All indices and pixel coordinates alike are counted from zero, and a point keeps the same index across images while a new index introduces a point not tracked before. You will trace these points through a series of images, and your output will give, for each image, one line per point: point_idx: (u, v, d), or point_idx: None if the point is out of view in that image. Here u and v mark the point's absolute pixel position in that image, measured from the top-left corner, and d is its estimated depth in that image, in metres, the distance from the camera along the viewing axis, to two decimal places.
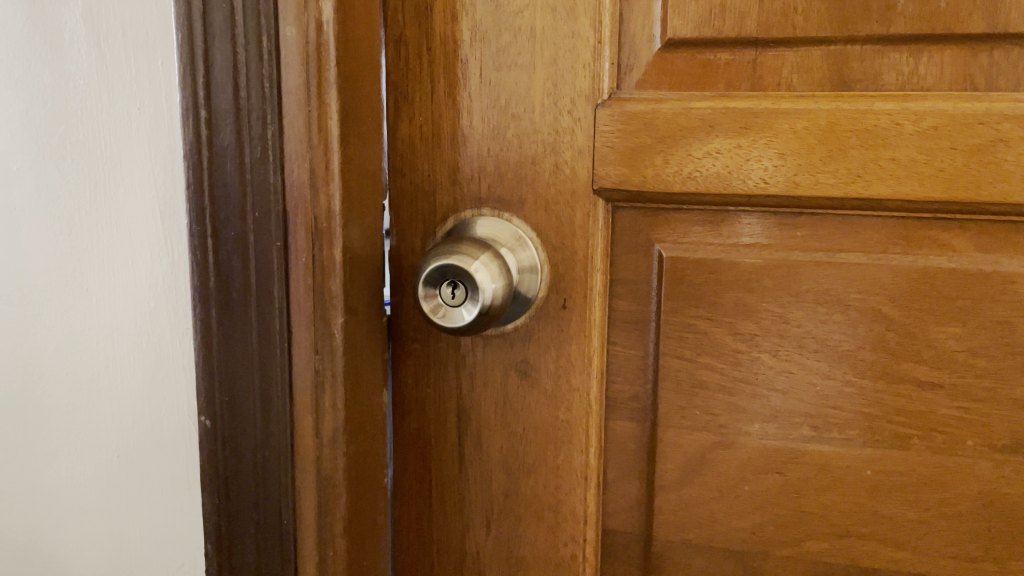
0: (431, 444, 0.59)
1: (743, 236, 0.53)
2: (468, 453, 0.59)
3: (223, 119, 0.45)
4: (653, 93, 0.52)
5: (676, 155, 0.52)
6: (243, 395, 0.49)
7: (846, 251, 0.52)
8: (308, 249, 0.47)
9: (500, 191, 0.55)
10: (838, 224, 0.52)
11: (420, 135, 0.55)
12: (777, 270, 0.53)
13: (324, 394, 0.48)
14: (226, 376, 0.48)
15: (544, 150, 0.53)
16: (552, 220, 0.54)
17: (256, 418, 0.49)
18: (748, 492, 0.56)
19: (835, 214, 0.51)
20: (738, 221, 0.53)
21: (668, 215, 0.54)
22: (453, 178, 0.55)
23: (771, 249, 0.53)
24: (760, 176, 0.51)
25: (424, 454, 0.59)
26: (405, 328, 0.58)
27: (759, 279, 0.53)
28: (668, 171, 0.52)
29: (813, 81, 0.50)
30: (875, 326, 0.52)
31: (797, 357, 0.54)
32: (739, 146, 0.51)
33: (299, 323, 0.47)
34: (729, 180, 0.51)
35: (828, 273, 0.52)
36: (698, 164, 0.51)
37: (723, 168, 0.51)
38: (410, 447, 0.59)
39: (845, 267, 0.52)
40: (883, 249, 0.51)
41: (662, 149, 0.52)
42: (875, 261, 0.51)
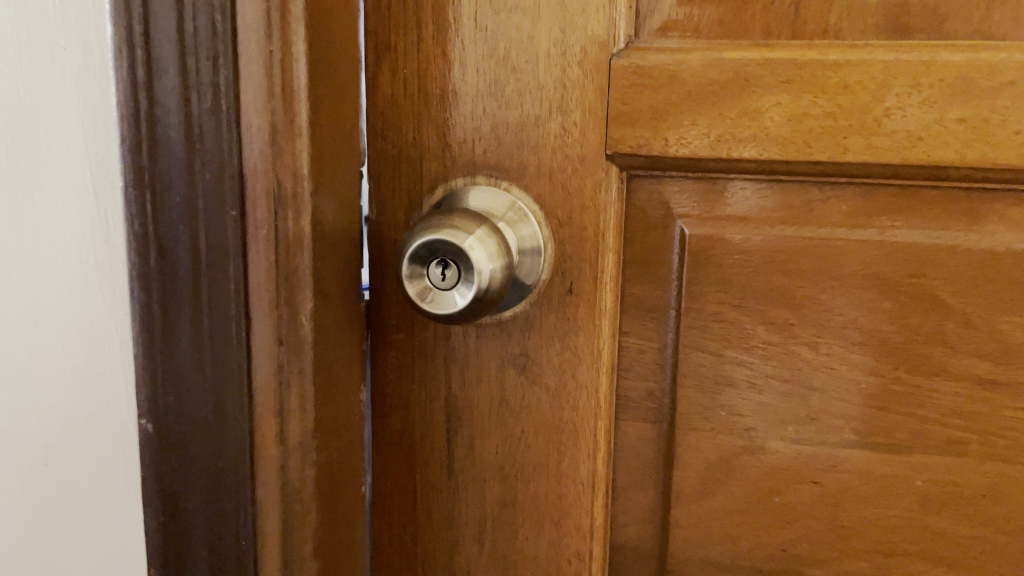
0: (415, 448, 0.52)
1: (750, 207, 0.46)
2: (458, 459, 0.51)
3: (165, 60, 0.37)
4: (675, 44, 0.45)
5: (704, 115, 0.44)
6: (190, 396, 0.41)
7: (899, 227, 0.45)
8: (269, 220, 0.39)
9: (498, 156, 0.47)
10: (890, 196, 0.44)
11: (404, 91, 0.47)
12: (818, 249, 0.46)
13: (290, 393, 0.41)
14: (170, 373, 0.41)
15: (549, 108, 0.46)
16: (557, 190, 0.47)
17: (206, 423, 0.41)
18: (778, 504, 0.49)
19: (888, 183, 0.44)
20: (731, 188, 0.46)
21: (693, 186, 0.47)
22: (442, 142, 0.47)
23: (813, 225, 0.46)
24: (804, 139, 0.43)
25: (406, 460, 0.52)
26: (387, 315, 0.50)
27: (796, 259, 0.46)
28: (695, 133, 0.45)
29: (865, 29, 0.43)
30: (930, 315, 0.45)
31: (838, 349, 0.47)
32: (779, 104, 0.43)
33: (259, 309, 0.40)
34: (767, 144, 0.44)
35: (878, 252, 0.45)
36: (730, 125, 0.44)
37: (760, 129, 0.44)
38: (391, 453, 0.52)
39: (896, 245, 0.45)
40: (940, 225, 0.44)
41: (687, 107, 0.44)
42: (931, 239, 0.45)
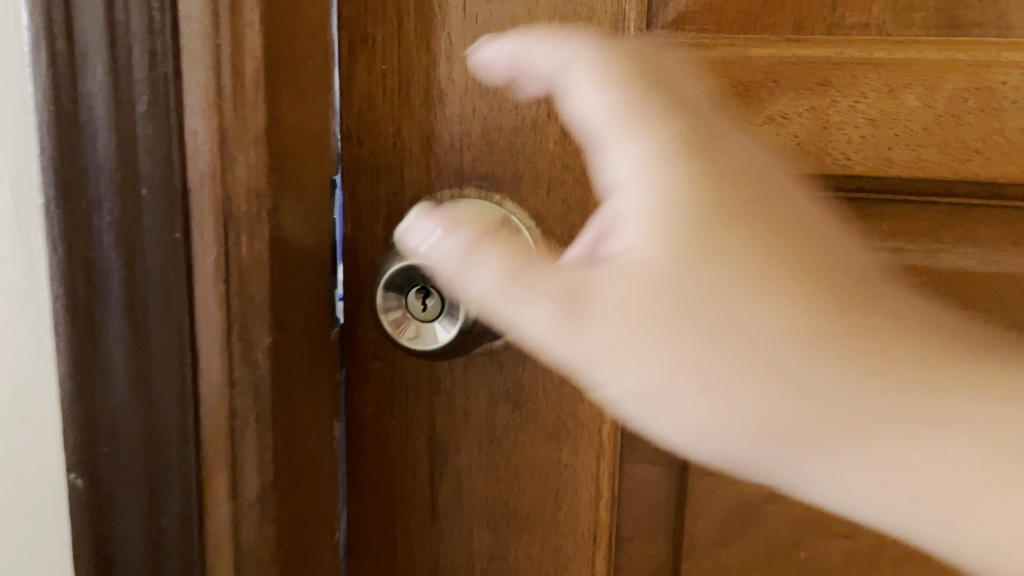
0: (395, 490, 0.46)
1: None
2: (443, 503, 0.46)
3: (91, 52, 0.32)
4: (651, 150, 0.33)
5: (673, 198, 0.33)
6: (126, 446, 0.35)
7: (921, 378, 0.33)
8: (219, 243, 0.33)
9: (489, 165, 0.41)
10: (911, 350, 0.34)
11: (383, 90, 0.41)
12: (797, 364, 0.33)
13: (245, 442, 0.35)
14: (102, 418, 0.35)
15: (548, 111, 0.40)
16: (557, 203, 0.41)
17: (145, 477, 0.35)
18: (805, 559, 0.44)
19: (912, 345, 0.34)
20: None
21: None
22: (425, 148, 0.42)
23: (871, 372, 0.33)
24: (841, 150, 0.38)
25: (385, 504, 0.46)
26: (364, 341, 0.44)
27: (837, 358, 0.33)
28: (676, 286, 0.32)
29: (676, 88, 0.36)
30: (925, 414, 0.33)
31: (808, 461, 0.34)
32: (730, 147, 0.36)
33: (208, 345, 0.34)
34: (766, 253, 0.34)
35: (953, 399, 0.33)
36: (700, 242, 0.33)
37: (791, 138, 0.38)
38: (368, 495, 0.46)
39: (878, 363, 0.33)
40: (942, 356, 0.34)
41: (643, 169, 0.33)
42: (939, 380, 0.33)
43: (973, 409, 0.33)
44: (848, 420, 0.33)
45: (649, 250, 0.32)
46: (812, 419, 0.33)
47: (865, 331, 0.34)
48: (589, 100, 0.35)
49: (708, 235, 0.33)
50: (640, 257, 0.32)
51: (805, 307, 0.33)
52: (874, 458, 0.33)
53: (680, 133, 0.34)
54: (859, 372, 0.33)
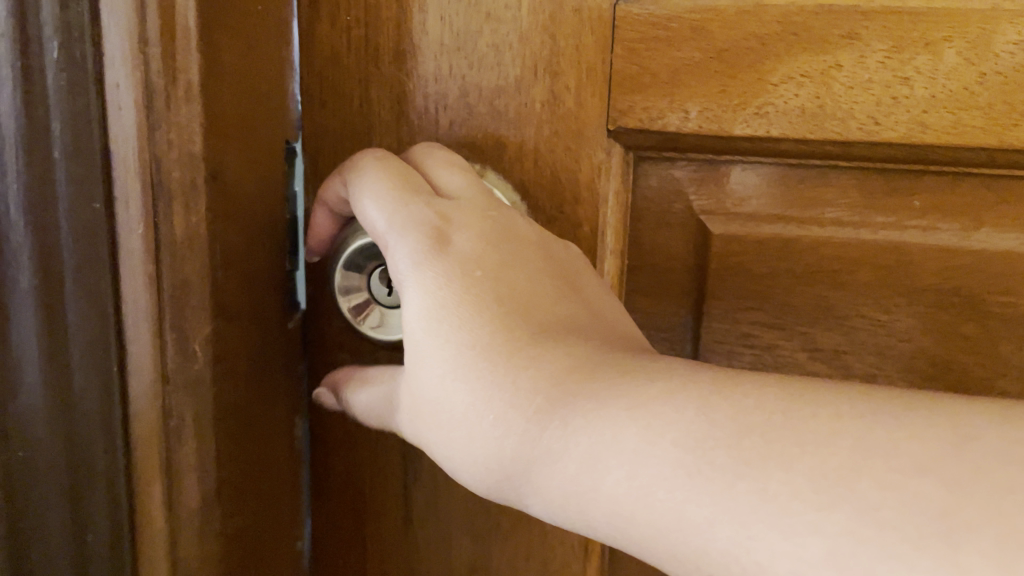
0: (364, 495, 0.41)
1: (778, 201, 0.36)
2: (416, 510, 0.41)
3: None
4: (413, 252, 0.31)
5: (440, 297, 0.30)
6: (43, 464, 0.28)
7: (732, 451, 0.23)
8: (146, 218, 0.28)
9: (467, 132, 0.36)
10: (756, 396, 0.24)
11: (348, 45, 0.36)
12: (592, 438, 0.25)
13: (182, 448, 0.31)
14: (10, 431, 0.28)
15: (535, 68, 0.35)
16: (544, 175, 0.36)
17: (64, 502, 0.29)
18: None
19: (729, 394, 0.24)
20: (743, 175, 0.36)
21: (718, 172, 0.36)
22: (395, 111, 0.37)
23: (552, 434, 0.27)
24: (868, 114, 0.33)
25: (351, 509, 0.42)
26: (328, 330, 0.40)
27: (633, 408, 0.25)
28: (457, 354, 0.29)
29: (472, 205, 0.33)
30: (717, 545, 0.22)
31: (638, 533, 0.24)
32: (558, 253, 0.33)
33: (138, 335, 0.29)
34: (566, 322, 0.30)
35: (788, 469, 0.22)
36: (509, 307, 0.30)
37: (810, 100, 0.33)
38: (335, 500, 0.42)
39: (620, 415, 0.25)
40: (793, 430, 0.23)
41: (471, 255, 0.31)
42: (779, 447, 0.22)
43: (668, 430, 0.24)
44: (662, 508, 0.23)
45: (423, 347, 0.30)
46: (629, 491, 0.24)
47: (641, 398, 0.25)
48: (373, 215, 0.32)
49: (469, 318, 0.29)
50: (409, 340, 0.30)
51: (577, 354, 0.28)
52: (709, 521, 0.22)
53: (483, 236, 0.32)
54: (674, 451, 0.24)
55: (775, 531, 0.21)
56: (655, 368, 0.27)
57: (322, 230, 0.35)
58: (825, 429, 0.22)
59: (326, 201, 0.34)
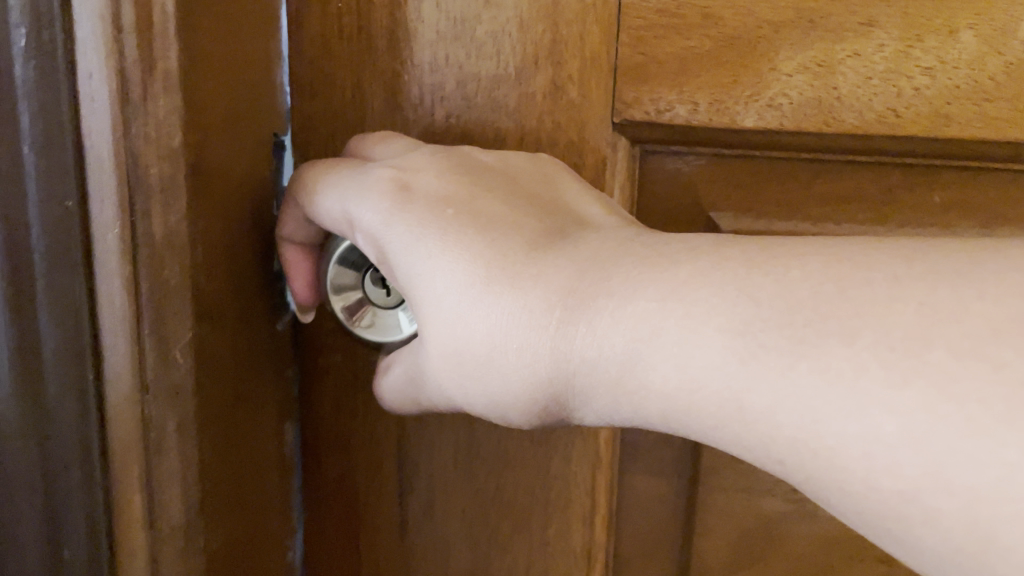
0: (358, 503, 0.40)
1: (791, 197, 0.35)
2: (412, 518, 0.39)
3: None
4: (378, 214, 0.28)
5: (425, 247, 0.28)
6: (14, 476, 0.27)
7: (784, 328, 0.22)
8: (123, 218, 0.27)
9: (465, 124, 0.34)
10: (801, 272, 0.23)
11: (340, 32, 0.34)
12: (627, 334, 0.24)
13: (162, 461, 0.29)
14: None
15: (536, 57, 0.33)
16: None
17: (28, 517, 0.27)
18: None
19: (770, 269, 0.23)
20: (755, 169, 0.34)
21: (728, 167, 0.35)
22: (389, 103, 0.35)
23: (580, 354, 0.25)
24: (888, 105, 0.31)
25: (345, 517, 0.40)
26: (320, 331, 0.38)
27: (664, 300, 0.24)
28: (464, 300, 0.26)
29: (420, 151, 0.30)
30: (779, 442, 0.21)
31: (696, 427, 0.23)
32: (522, 167, 0.31)
33: (115, 337, 0.27)
34: (558, 232, 0.28)
35: (851, 344, 0.21)
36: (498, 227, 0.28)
37: (827, 90, 0.31)
38: (328, 507, 0.40)
39: (651, 308, 0.24)
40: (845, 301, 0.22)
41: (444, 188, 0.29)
42: (836, 321, 0.21)
43: (712, 318, 0.23)
44: (720, 400, 0.23)
45: (420, 301, 0.27)
46: (678, 385, 0.23)
47: (672, 284, 0.24)
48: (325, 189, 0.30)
49: (461, 260, 0.27)
50: (411, 293, 0.28)
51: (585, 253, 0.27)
52: (772, 408, 0.22)
53: (445, 172, 0.29)
54: (719, 336, 0.23)
55: (840, 408, 0.20)
56: (682, 249, 0.25)
57: (303, 275, 0.32)
58: (886, 293, 0.21)
59: (296, 238, 0.32)
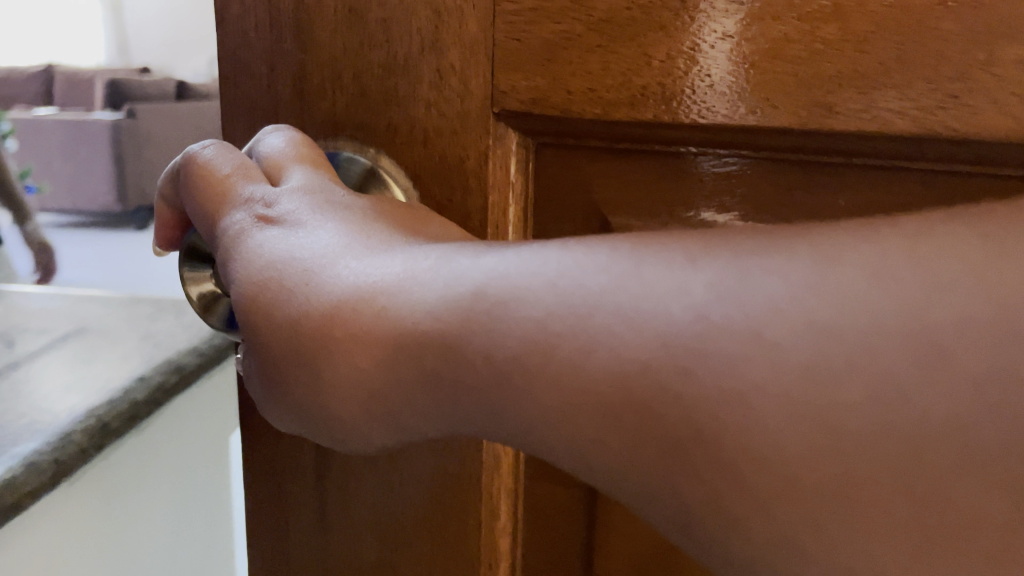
0: (283, 490, 0.40)
1: (685, 197, 0.32)
2: (332, 513, 0.39)
3: None
4: (248, 268, 0.30)
5: (281, 293, 0.29)
6: None
7: (592, 305, 0.24)
8: None
9: (359, 112, 0.34)
10: (610, 257, 0.24)
11: (240, 21, 0.34)
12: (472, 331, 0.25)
13: None
14: None
15: (421, 44, 0.32)
16: (435, 162, 0.33)
17: None
18: None
19: (580, 250, 0.25)
20: (646, 166, 0.32)
21: (618, 163, 0.33)
22: (297, 91, 0.34)
23: (376, 397, 0.27)
24: (762, 91, 0.28)
25: (269, 501, 0.40)
26: None
27: (520, 288, 0.25)
28: (275, 336, 0.29)
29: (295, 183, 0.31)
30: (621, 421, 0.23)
31: (511, 412, 0.25)
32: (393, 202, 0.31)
33: None
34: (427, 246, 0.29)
35: (624, 314, 0.23)
36: (325, 264, 0.29)
37: (699, 75, 0.29)
38: (257, 491, 0.40)
39: (498, 311, 0.25)
40: (577, 345, 0.23)
41: (299, 218, 0.30)
42: (630, 305, 0.23)
43: (530, 305, 0.24)
44: (536, 381, 0.24)
45: (277, 344, 0.29)
46: (511, 368, 0.24)
47: (496, 271, 0.26)
48: (224, 233, 0.31)
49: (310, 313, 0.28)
50: (272, 335, 0.29)
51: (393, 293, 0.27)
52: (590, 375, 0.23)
53: (310, 207, 0.30)
54: (535, 316, 0.24)
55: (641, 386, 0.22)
56: (518, 252, 0.26)
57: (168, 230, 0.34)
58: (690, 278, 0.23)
59: (165, 197, 0.34)
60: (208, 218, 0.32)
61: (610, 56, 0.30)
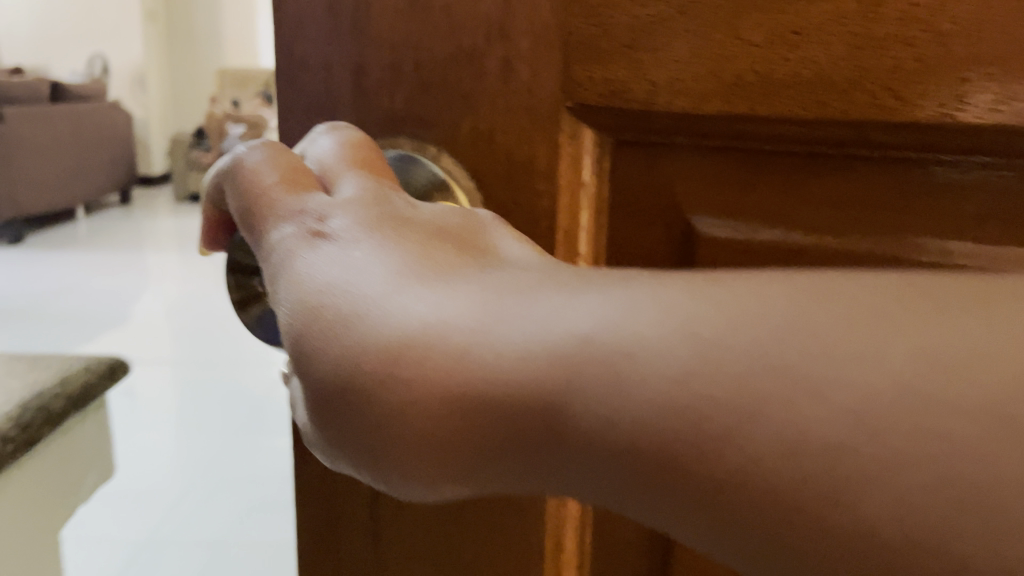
0: (333, 522, 0.37)
1: (787, 196, 0.28)
2: (383, 543, 0.36)
3: None
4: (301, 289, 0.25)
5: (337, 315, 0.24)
6: None
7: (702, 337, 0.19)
8: None
9: (416, 108, 0.31)
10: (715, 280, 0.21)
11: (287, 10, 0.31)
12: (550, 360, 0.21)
13: None
14: None
15: (486, 31, 0.29)
16: (500, 160, 0.30)
17: None
18: None
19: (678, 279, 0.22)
20: (738, 166, 0.29)
21: (705, 162, 0.29)
22: (353, 88, 0.31)
23: (444, 451, 0.23)
24: (877, 83, 0.25)
25: (316, 535, 0.37)
26: None
27: (614, 316, 0.21)
28: (317, 380, 0.24)
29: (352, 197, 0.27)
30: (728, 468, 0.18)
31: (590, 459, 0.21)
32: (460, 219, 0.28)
33: None
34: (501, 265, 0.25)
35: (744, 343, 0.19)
36: (386, 283, 0.24)
37: (802, 65, 0.25)
38: (304, 527, 0.37)
39: (585, 338, 0.21)
40: (680, 389, 0.19)
41: (353, 233, 0.26)
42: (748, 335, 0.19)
43: (625, 335, 0.20)
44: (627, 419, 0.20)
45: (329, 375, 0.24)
46: (599, 404, 0.20)
47: (582, 297, 0.22)
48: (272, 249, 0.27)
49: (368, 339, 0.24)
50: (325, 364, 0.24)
51: (459, 317, 0.23)
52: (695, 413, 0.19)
53: (369, 221, 0.27)
54: (636, 346, 0.20)
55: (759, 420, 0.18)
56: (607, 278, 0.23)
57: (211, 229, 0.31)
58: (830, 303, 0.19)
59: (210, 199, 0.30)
60: (250, 239, 0.28)
61: (700, 43, 0.27)
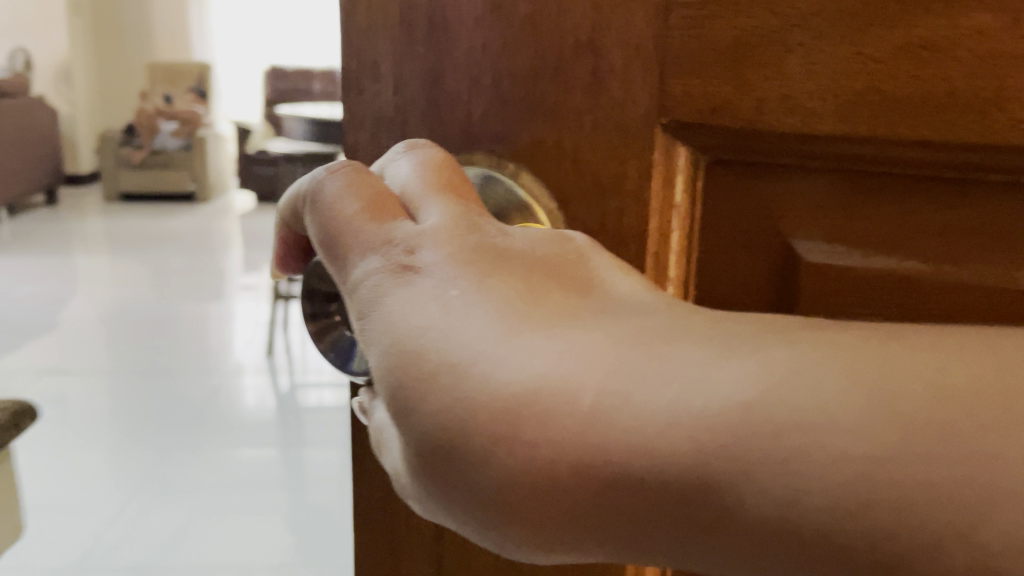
0: (393, 561, 0.34)
1: (899, 222, 0.27)
2: None
3: None
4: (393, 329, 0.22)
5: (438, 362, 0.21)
6: None
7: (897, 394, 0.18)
8: None
9: (496, 125, 0.29)
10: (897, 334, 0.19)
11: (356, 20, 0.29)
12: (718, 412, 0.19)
13: None
14: None
15: (575, 44, 0.27)
16: (586, 180, 0.28)
17: None
18: None
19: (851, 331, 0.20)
20: (844, 188, 0.28)
21: (809, 182, 0.28)
22: (428, 102, 0.29)
23: (577, 518, 0.20)
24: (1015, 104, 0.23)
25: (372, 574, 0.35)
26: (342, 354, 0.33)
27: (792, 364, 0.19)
28: (414, 435, 0.22)
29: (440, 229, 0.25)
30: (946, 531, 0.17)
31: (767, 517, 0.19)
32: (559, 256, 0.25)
33: None
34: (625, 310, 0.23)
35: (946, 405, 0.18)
36: (495, 328, 0.22)
37: (933, 83, 0.24)
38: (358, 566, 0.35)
39: (757, 391, 0.19)
40: (878, 444, 0.18)
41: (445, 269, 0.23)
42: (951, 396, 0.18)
43: (808, 381, 0.19)
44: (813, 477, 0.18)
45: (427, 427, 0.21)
46: (778, 460, 0.19)
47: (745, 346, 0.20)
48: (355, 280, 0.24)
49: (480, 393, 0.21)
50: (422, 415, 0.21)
51: (595, 364, 0.21)
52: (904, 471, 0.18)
53: (460, 257, 0.24)
54: (819, 396, 0.19)
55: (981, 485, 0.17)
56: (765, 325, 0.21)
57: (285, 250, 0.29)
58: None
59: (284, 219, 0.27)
60: (333, 271, 0.25)
61: (817, 58, 0.25)
